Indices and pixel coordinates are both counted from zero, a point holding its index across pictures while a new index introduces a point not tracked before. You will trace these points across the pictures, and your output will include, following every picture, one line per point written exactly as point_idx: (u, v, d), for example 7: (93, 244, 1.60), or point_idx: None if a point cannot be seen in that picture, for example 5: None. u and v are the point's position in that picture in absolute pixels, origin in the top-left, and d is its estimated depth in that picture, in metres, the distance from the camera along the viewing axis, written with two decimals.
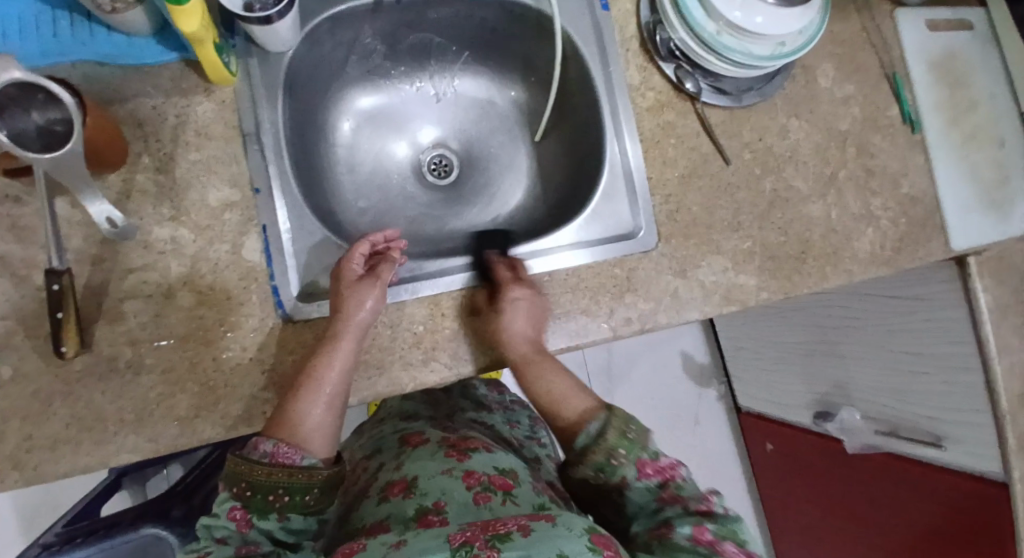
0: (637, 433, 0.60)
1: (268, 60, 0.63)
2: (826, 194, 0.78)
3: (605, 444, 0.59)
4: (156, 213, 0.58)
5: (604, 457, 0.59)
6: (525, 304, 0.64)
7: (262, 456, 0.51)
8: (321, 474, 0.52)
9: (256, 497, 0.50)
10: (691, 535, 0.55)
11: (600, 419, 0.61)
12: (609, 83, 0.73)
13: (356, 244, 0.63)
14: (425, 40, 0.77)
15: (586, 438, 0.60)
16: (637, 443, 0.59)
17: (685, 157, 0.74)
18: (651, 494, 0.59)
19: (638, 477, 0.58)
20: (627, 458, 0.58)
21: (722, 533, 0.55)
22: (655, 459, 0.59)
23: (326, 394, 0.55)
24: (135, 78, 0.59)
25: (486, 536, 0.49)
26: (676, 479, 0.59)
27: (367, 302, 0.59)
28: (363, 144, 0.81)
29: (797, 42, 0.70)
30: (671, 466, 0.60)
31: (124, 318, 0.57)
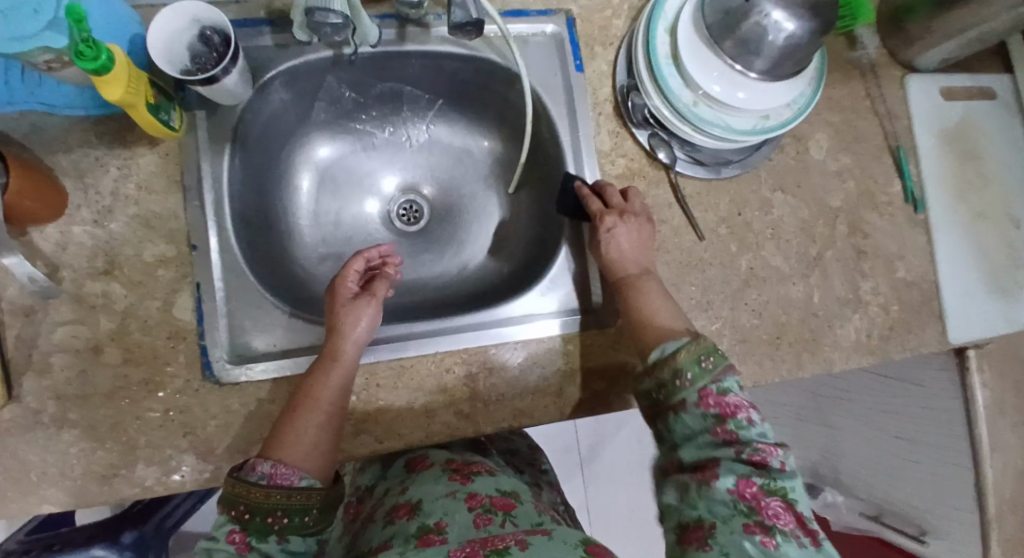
0: (715, 363, 0.53)
1: (219, 113, 0.62)
2: (809, 274, 0.72)
3: (674, 364, 0.54)
4: (90, 266, 0.57)
5: (668, 376, 0.54)
6: (621, 233, 0.63)
7: (259, 477, 0.49)
8: (319, 494, 0.51)
9: (255, 519, 0.48)
10: (735, 486, 0.49)
11: (680, 338, 0.55)
12: (578, 146, 0.69)
13: (350, 261, 0.62)
14: (395, 89, 0.75)
15: (659, 352, 0.56)
16: (707, 374, 0.53)
17: (654, 229, 0.69)
18: (706, 424, 0.52)
19: (698, 404, 0.53)
20: (693, 383, 0.53)
21: (772, 488, 0.49)
22: (722, 394, 0.52)
23: (325, 411, 0.55)
24: (82, 129, 0.59)
25: (484, 551, 0.51)
26: (739, 420, 0.52)
27: (364, 323, 0.59)
28: (330, 189, 0.79)
29: (784, 115, 0.65)
30: (736, 405, 0.52)
31: (50, 372, 0.56)
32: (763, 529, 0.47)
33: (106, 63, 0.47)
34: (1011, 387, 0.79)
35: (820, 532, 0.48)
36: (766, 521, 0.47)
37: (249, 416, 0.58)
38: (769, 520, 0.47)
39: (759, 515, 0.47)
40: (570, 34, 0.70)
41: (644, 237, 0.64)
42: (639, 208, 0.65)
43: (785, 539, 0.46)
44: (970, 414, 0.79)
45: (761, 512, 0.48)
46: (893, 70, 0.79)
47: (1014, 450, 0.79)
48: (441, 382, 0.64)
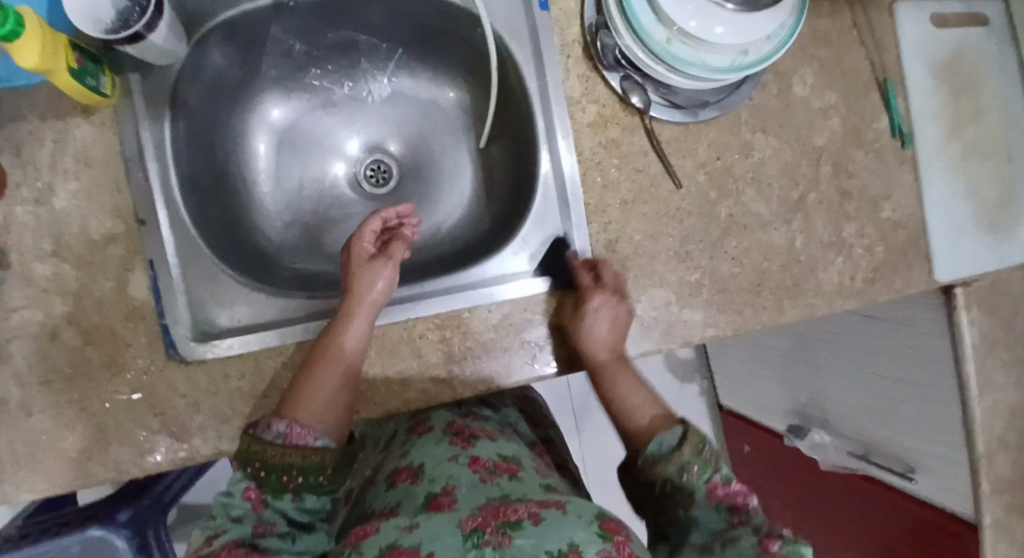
0: (712, 455, 0.56)
1: (155, 76, 0.58)
2: (792, 218, 0.70)
3: (677, 457, 0.56)
4: (36, 247, 0.55)
5: (671, 469, 0.56)
6: (604, 316, 0.61)
7: (276, 436, 0.49)
8: (332, 455, 0.51)
9: (271, 477, 0.48)
10: (759, 544, 0.47)
11: (676, 431, 0.58)
12: (545, 92, 0.65)
13: (366, 220, 0.62)
14: (350, 37, 0.71)
15: (656, 447, 0.58)
16: (709, 465, 0.55)
17: (629, 180, 0.66)
18: (721, 517, 0.53)
19: (707, 498, 0.54)
20: (698, 475, 0.55)
21: (791, 549, 0.47)
22: (727, 482, 0.54)
23: (342, 370, 0.55)
24: (10, 101, 0.55)
25: (497, 522, 0.46)
26: (751, 508, 0.53)
27: (381, 279, 0.59)
28: (290, 151, 0.75)
29: (763, 49, 0.60)
30: (745, 494, 0.54)
31: (9, 357, 0.55)
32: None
33: (13, 28, 0.43)
34: (1001, 324, 0.78)
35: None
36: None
37: (218, 393, 0.57)
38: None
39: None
40: None
41: (623, 322, 0.62)
42: (620, 286, 0.63)
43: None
44: (958, 353, 0.78)
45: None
46: None
47: (1003, 389, 0.78)
48: (415, 349, 0.62)
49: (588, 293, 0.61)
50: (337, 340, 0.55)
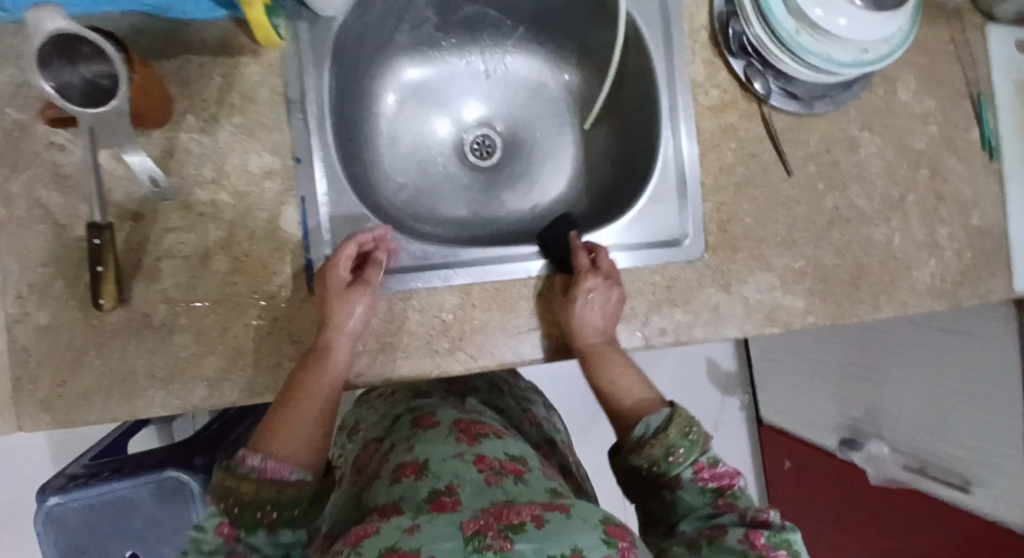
0: (698, 437, 0.57)
1: (319, 25, 0.62)
2: (891, 217, 0.73)
3: (664, 439, 0.56)
4: (197, 174, 0.58)
5: (660, 452, 0.56)
6: (597, 299, 0.60)
7: (250, 470, 0.48)
8: (310, 486, 0.51)
9: (245, 512, 0.48)
10: (744, 536, 0.50)
11: (663, 414, 0.58)
12: (671, 74, 0.68)
13: (344, 245, 0.59)
14: (479, 13, 0.74)
15: (645, 428, 0.58)
16: (695, 447, 0.56)
17: (744, 163, 0.68)
18: (706, 499, 0.56)
19: (693, 478, 0.56)
20: (685, 458, 0.56)
21: (777, 540, 0.49)
22: (712, 465, 0.56)
23: (318, 403, 0.54)
24: (183, 34, 0.58)
25: (499, 526, 0.43)
26: (733, 489, 0.56)
27: (358, 313, 0.57)
28: (407, 117, 0.79)
29: (880, 50, 0.64)
30: (728, 476, 0.57)
31: (160, 276, 0.57)
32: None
33: None
34: None
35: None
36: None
37: None
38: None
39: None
40: None
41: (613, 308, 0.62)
42: (617, 273, 0.63)
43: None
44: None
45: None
46: (975, 18, 0.79)
47: None
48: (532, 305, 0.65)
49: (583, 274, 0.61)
50: (320, 374, 0.55)
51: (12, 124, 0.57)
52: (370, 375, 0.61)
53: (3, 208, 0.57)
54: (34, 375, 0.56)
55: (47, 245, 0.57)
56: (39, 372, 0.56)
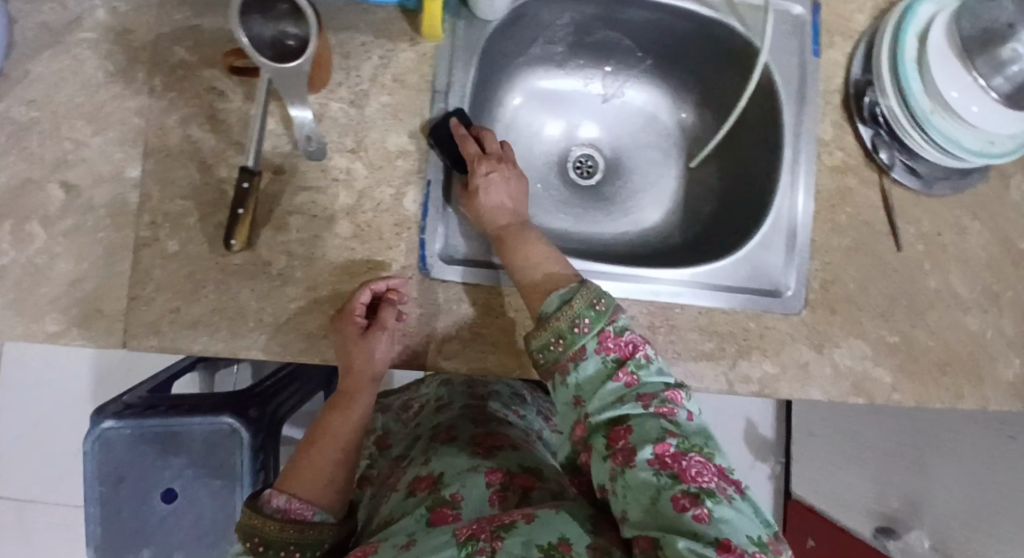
0: (607, 308, 0.51)
1: (475, 25, 0.65)
2: (988, 309, 0.72)
3: (568, 311, 0.50)
4: (339, 142, 0.61)
5: (565, 324, 0.50)
6: (497, 179, 0.60)
7: (275, 510, 0.53)
8: (331, 528, 0.54)
9: (269, 552, 0.51)
10: (654, 455, 0.44)
11: (572, 287, 0.52)
12: (798, 130, 0.69)
13: (356, 292, 0.58)
14: (613, 38, 0.77)
15: (551, 303, 0.52)
16: (602, 317, 0.50)
17: (855, 229, 0.69)
18: (606, 370, 0.49)
19: (597, 349, 0.50)
20: (591, 327, 0.50)
21: (686, 446, 0.45)
22: (619, 333, 0.50)
23: (340, 446, 0.59)
24: (353, 13, 0.62)
25: (491, 528, 0.43)
26: (636, 358, 0.50)
27: (380, 360, 0.58)
28: (521, 124, 0.81)
29: (1007, 146, 0.65)
30: (633, 343, 0.50)
31: (287, 229, 0.60)
32: (694, 501, 0.41)
33: None
34: None
35: (742, 481, 0.45)
36: (692, 487, 0.42)
37: (449, 313, 0.62)
38: (695, 484, 0.42)
39: (686, 481, 0.42)
40: (814, 20, 0.70)
41: (521, 191, 0.62)
42: (508, 155, 0.63)
43: (717, 501, 0.41)
44: None
45: (685, 478, 0.43)
46: None
47: None
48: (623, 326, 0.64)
49: (476, 160, 0.60)
50: (339, 420, 0.59)
51: (178, 62, 0.61)
52: (457, 363, 0.62)
53: (155, 138, 0.60)
54: (150, 298, 0.58)
55: (189, 179, 0.60)
56: (155, 296, 0.58)
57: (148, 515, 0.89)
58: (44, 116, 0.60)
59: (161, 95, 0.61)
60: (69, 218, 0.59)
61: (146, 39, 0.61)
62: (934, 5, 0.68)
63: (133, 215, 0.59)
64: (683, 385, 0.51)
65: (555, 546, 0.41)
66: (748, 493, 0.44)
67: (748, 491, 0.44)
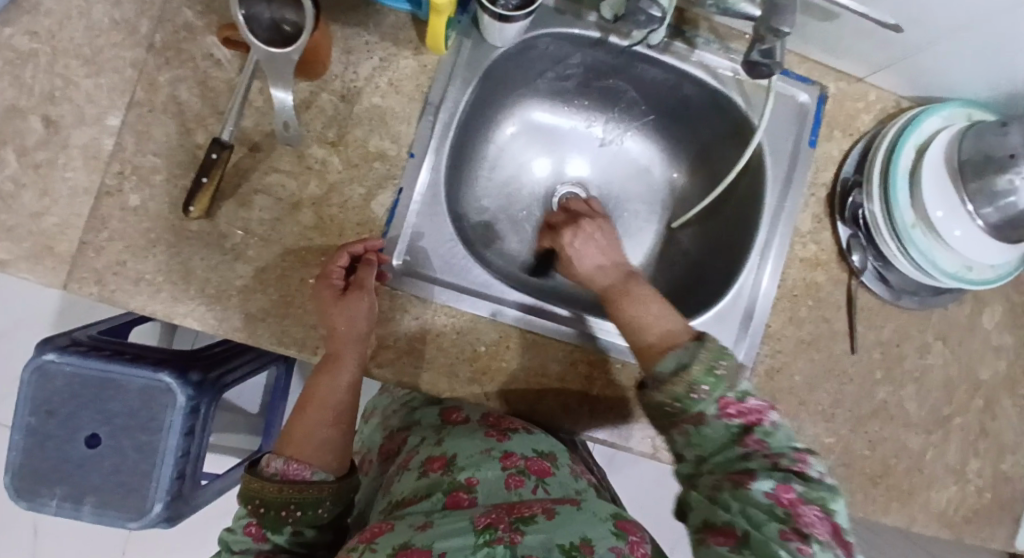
0: (727, 369, 0.49)
1: (481, 48, 0.66)
2: (932, 431, 0.71)
3: (686, 376, 0.48)
4: (321, 132, 0.61)
5: (681, 390, 0.48)
6: (594, 239, 0.66)
7: (273, 473, 0.53)
8: (331, 487, 0.54)
9: (270, 512, 0.51)
10: (771, 490, 0.44)
11: (683, 349, 0.50)
12: (778, 214, 0.69)
13: (333, 256, 0.58)
14: (620, 89, 0.77)
15: (668, 363, 0.50)
16: (722, 382, 0.48)
17: (814, 323, 0.69)
18: (729, 435, 0.47)
19: (718, 416, 0.47)
20: (709, 394, 0.47)
21: (811, 495, 0.44)
22: (741, 400, 0.48)
23: (331, 411, 0.57)
24: (364, 11, 0.63)
25: (510, 519, 0.47)
26: (763, 426, 0.47)
27: (362, 319, 0.57)
28: (512, 151, 0.81)
29: (985, 273, 0.65)
30: (756, 410, 0.48)
31: (250, 207, 0.59)
32: (800, 537, 0.41)
33: None
34: None
35: (857, 547, 0.43)
36: (804, 530, 0.42)
37: (390, 323, 0.62)
38: (807, 529, 0.42)
39: (797, 523, 0.42)
40: (817, 110, 0.70)
41: (610, 242, 0.66)
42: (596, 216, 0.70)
43: (825, 546, 0.41)
44: None
45: (799, 520, 0.43)
46: None
47: None
48: (562, 373, 0.65)
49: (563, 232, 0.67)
50: (325, 382, 0.57)
51: (183, 23, 0.62)
52: (387, 373, 0.61)
53: (144, 92, 0.60)
54: (102, 245, 0.58)
55: (167, 138, 0.60)
56: (106, 244, 0.58)
57: (75, 452, 0.87)
58: (42, 49, 0.60)
59: (158, 52, 0.61)
60: (43, 151, 0.59)
61: None
62: (938, 121, 0.68)
63: (105, 162, 0.59)
64: (810, 448, 0.48)
65: (577, 546, 0.44)
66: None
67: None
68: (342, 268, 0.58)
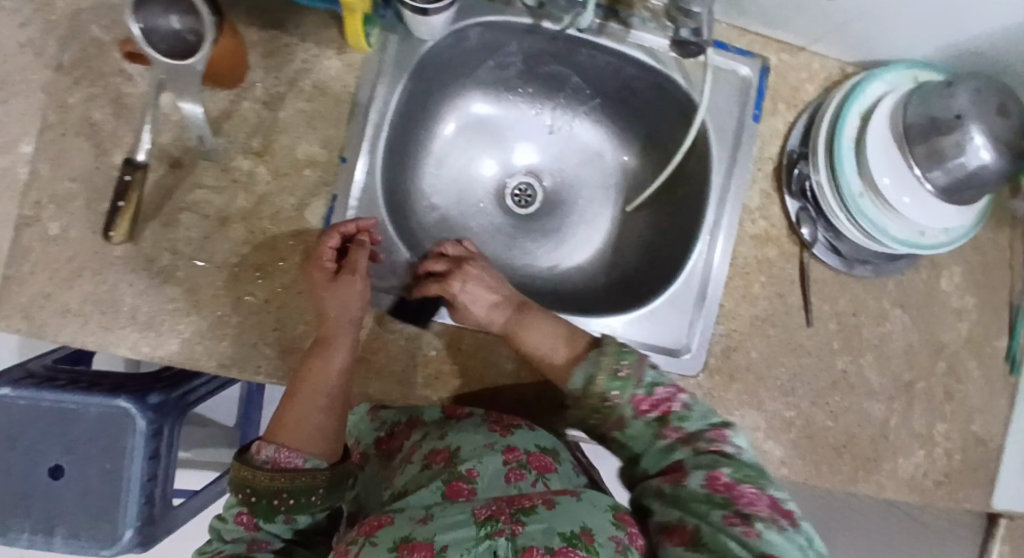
0: (632, 370, 0.53)
1: (409, 42, 0.63)
2: (895, 398, 0.71)
3: (597, 387, 0.52)
4: (245, 143, 0.59)
5: (597, 401, 0.52)
6: (475, 287, 0.62)
7: (263, 462, 0.52)
8: (323, 476, 0.53)
9: (261, 502, 0.51)
10: (705, 481, 0.47)
11: (586, 364, 0.54)
12: (726, 192, 0.68)
13: (323, 238, 0.57)
14: (563, 74, 0.75)
15: (579, 377, 0.54)
16: (630, 381, 0.52)
17: (768, 299, 0.68)
18: (651, 430, 0.52)
19: (634, 414, 0.52)
20: (622, 397, 0.52)
21: (741, 475, 0.47)
22: (650, 393, 0.52)
23: (323, 397, 0.55)
24: (281, 11, 0.60)
25: (511, 511, 0.44)
26: (676, 412, 0.52)
27: (354, 303, 0.56)
28: (459, 145, 0.79)
29: (939, 238, 0.64)
30: (665, 398, 0.52)
31: (175, 226, 0.57)
32: (743, 519, 0.44)
33: None
34: None
35: (797, 511, 0.46)
36: (743, 510, 0.45)
37: None
38: (747, 508, 0.45)
39: (736, 504, 0.45)
40: (760, 83, 0.68)
41: (495, 278, 0.64)
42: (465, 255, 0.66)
43: (768, 526, 0.43)
44: None
45: (737, 501, 0.45)
46: None
47: None
48: (519, 369, 0.64)
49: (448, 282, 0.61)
50: (316, 367, 0.55)
51: (90, 38, 0.59)
52: None
53: (55, 114, 0.58)
54: (23, 278, 0.56)
55: (83, 161, 0.57)
56: (28, 276, 0.56)
57: (38, 482, 0.85)
58: None
59: (67, 70, 0.58)
60: None
61: (63, 11, 0.59)
62: (884, 86, 0.66)
63: (19, 191, 0.57)
64: (727, 421, 0.53)
65: (578, 534, 0.42)
66: (802, 526, 0.45)
67: (801, 522, 0.45)
68: (333, 248, 0.57)
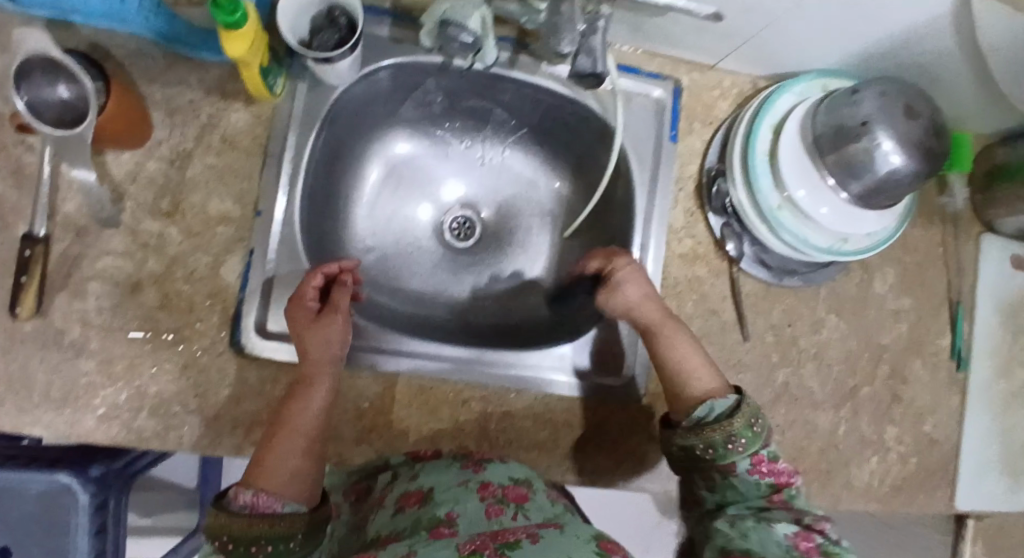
0: (761, 431, 0.52)
1: (319, 89, 0.63)
2: (841, 406, 0.71)
3: (726, 426, 0.51)
4: (153, 205, 0.58)
5: (718, 439, 0.51)
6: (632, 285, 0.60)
7: (241, 507, 0.45)
8: (303, 520, 0.46)
9: (238, 550, 0.43)
10: (793, 534, 0.47)
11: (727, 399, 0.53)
12: (651, 214, 0.68)
13: (309, 276, 0.57)
14: (485, 107, 0.75)
15: (708, 409, 0.53)
16: (757, 439, 0.51)
17: (702, 318, 0.68)
18: (760, 491, 0.51)
19: (749, 470, 0.51)
20: (744, 448, 0.51)
21: (830, 550, 0.47)
22: (774, 460, 0.51)
23: (304, 438, 0.51)
24: (182, 68, 0.60)
25: (495, 545, 0.42)
26: (791, 488, 0.51)
27: (335, 342, 0.55)
28: (391, 185, 0.78)
29: (862, 243, 0.65)
30: (786, 473, 0.52)
31: (83, 296, 0.56)
32: None
33: (240, 21, 0.47)
34: None
35: None
36: None
37: (259, 394, 0.58)
38: None
39: None
40: (673, 105, 0.69)
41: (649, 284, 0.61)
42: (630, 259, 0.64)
43: None
44: None
45: None
46: (972, 226, 0.77)
47: None
48: (455, 412, 0.63)
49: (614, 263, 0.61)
50: (297, 407, 0.52)
51: None
52: None
53: None
54: None
55: None
56: None
57: None
58: None
59: None
60: None
61: None
62: (794, 97, 0.67)
63: None
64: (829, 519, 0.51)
65: None
66: None
67: None
68: (315, 289, 0.57)
